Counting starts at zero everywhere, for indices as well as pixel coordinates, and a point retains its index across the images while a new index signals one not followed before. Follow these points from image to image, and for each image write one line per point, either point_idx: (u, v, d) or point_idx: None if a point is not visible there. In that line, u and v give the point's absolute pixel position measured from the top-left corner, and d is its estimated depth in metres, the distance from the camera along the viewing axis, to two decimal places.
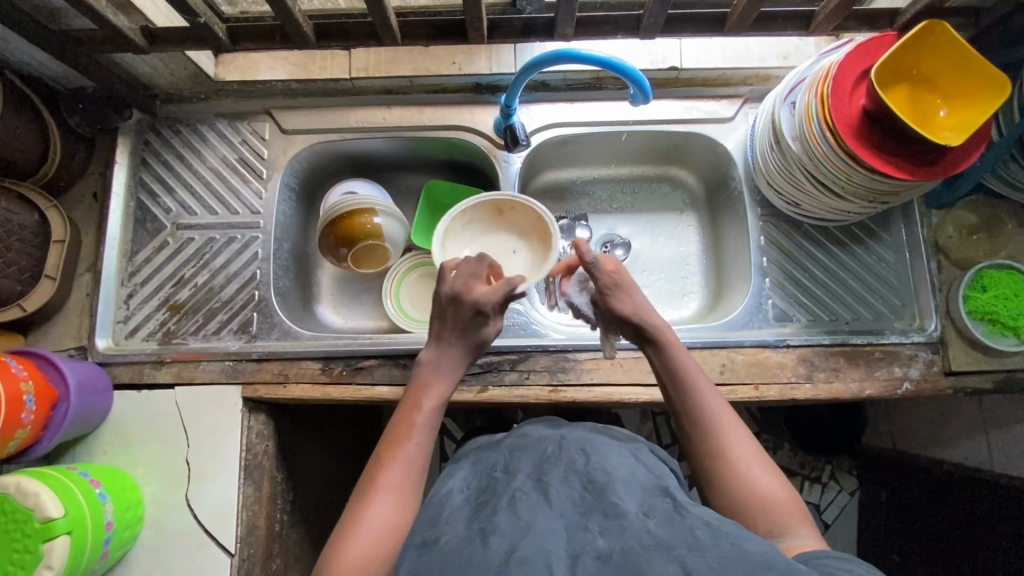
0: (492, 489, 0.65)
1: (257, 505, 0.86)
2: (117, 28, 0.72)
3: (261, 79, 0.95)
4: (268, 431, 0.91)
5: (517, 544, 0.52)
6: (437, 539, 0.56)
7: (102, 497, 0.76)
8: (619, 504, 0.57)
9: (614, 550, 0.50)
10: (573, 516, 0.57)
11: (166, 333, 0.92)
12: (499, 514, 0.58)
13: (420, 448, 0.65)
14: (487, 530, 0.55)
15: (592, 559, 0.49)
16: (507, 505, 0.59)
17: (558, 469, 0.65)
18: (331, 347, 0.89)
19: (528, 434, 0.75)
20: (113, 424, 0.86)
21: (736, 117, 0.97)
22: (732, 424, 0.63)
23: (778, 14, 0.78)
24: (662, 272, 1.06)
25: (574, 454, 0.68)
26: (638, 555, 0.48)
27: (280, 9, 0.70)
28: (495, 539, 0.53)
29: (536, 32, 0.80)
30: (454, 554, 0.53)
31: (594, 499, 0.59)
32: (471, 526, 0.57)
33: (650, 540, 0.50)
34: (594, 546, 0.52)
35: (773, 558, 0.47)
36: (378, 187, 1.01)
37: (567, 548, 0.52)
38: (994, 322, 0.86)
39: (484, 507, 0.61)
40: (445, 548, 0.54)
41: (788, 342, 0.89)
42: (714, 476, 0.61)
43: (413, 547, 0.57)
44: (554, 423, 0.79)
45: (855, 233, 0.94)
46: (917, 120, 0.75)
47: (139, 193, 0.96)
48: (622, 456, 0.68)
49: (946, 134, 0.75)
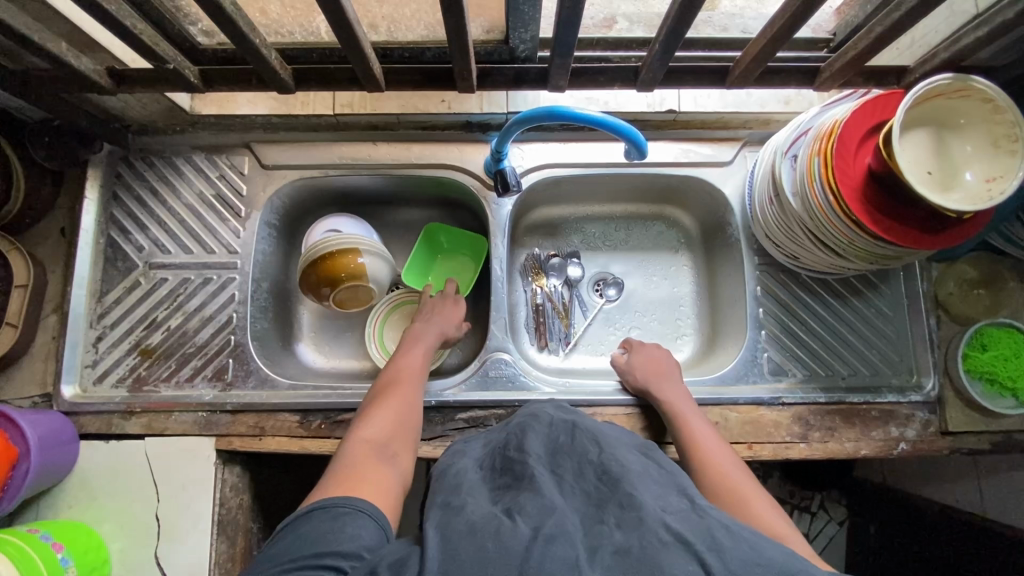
0: (508, 471, 0.59)
1: (230, 562, 0.83)
2: (80, 72, 0.68)
3: (239, 113, 0.90)
4: (243, 483, 0.88)
5: (543, 523, 0.49)
6: (461, 506, 0.53)
7: (65, 562, 0.72)
8: (636, 494, 0.52)
9: (632, 544, 0.46)
10: (588, 510, 0.52)
11: (136, 379, 0.88)
12: (522, 495, 0.53)
13: (416, 374, 0.81)
14: (512, 509, 0.51)
15: (610, 552, 0.46)
16: (528, 487, 0.55)
17: (570, 461, 0.58)
18: (310, 399, 0.85)
19: (539, 414, 0.67)
20: (78, 478, 0.82)
21: (735, 161, 0.94)
22: (721, 454, 0.73)
23: (782, 68, 0.76)
24: (655, 313, 1.03)
25: (587, 443, 0.60)
26: (657, 549, 0.45)
27: (255, 55, 0.66)
28: (521, 518, 0.50)
29: (527, 81, 0.78)
30: (478, 524, 0.49)
31: (609, 490, 0.53)
32: (495, 504, 0.53)
33: (670, 535, 0.47)
34: (611, 539, 0.48)
35: (796, 565, 0.44)
36: (363, 225, 0.96)
37: (585, 540, 0.48)
38: (992, 381, 0.83)
39: (505, 490, 0.56)
40: (470, 516, 0.51)
41: (782, 400, 0.86)
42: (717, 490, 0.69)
43: (437, 507, 0.54)
44: (564, 408, 0.71)
45: (855, 285, 0.92)
46: (945, 169, 0.70)
47: (110, 229, 0.91)
48: (635, 453, 0.61)
49: (978, 177, 0.68)
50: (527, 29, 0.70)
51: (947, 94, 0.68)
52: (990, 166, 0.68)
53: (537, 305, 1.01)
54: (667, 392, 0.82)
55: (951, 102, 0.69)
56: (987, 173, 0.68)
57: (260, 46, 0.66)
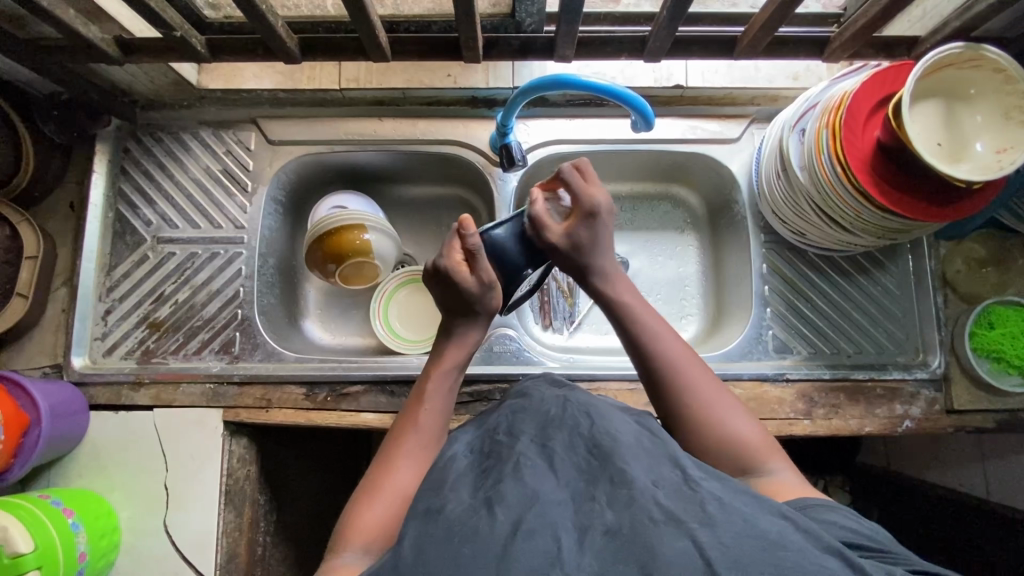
0: (494, 454, 0.57)
1: (237, 532, 0.84)
2: (89, 40, 0.69)
3: (246, 87, 0.90)
4: (250, 454, 0.89)
5: (523, 516, 0.47)
6: (441, 508, 0.50)
7: (75, 527, 0.73)
8: (627, 470, 0.50)
9: (623, 523, 0.46)
10: (578, 484, 0.51)
11: (145, 352, 0.88)
12: (504, 482, 0.51)
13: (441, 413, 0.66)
14: (492, 499, 0.49)
15: (600, 534, 0.45)
16: (510, 473, 0.52)
17: (560, 434, 0.57)
18: (315, 372, 0.86)
19: (531, 394, 0.67)
20: (88, 448, 0.83)
21: (741, 138, 0.93)
22: (691, 374, 0.63)
23: (790, 39, 0.75)
24: (661, 293, 1.02)
25: (578, 416, 0.59)
26: (648, 529, 0.44)
27: (262, 25, 0.67)
28: (500, 509, 0.48)
29: (534, 52, 0.78)
30: (457, 526, 0.47)
31: (599, 465, 0.52)
32: (476, 494, 0.51)
33: (661, 513, 0.46)
34: (601, 519, 0.46)
35: (789, 538, 0.43)
36: (370, 202, 0.96)
37: (574, 521, 0.47)
38: (999, 360, 0.83)
39: (486, 475, 0.54)
40: (449, 516, 0.48)
41: (788, 376, 0.86)
42: (687, 413, 0.61)
43: (416, 516, 0.50)
44: (558, 384, 0.70)
45: (861, 263, 0.91)
46: (953, 139, 0.69)
47: (118, 203, 0.92)
48: (629, 421, 0.60)
49: (988, 146, 0.68)
50: (534, 1, 0.70)
51: (958, 63, 0.68)
52: (1000, 137, 0.67)
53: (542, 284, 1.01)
54: (621, 292, 0.69)
55: (961, 72, 0.69)
56: (997, 142, 0.67)
57: (268, 13, 0.65)
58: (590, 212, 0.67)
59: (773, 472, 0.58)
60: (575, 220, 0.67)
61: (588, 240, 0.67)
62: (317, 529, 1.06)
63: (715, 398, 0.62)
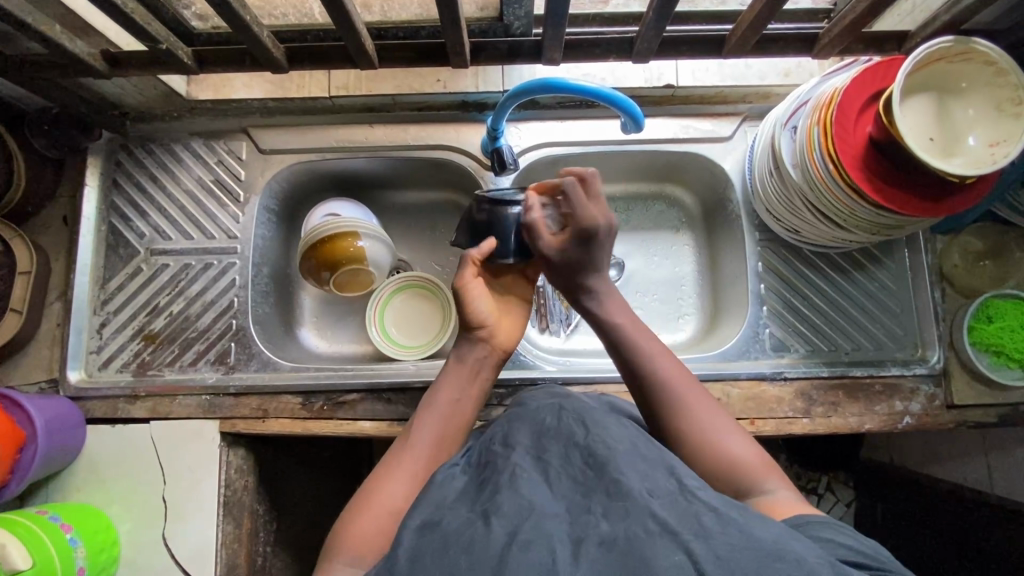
0: (490, 465, 0.57)
1: (237, 543, 0.84)
2: (75, 55, 0.69)
3: (236, 97, 0.91)
4: (247, 465, 0.88)
5: (519, 526, 0.47)
6: (437, 520, 0.50)
7: (73, 543, 0.73)
8: (623, 480, 0.50)
9: (618, 535, 0.45)
10: (575, 498, 0.51)
11: (141, 364, 0.88)
12: (500, 493, 0.51)
13: (439, 430, 0.66)
14: (488, 511, 0.49)
15: (595, 544, 0.45)
16: (506, 485, 0.52)
17: (557, 446, 0.56)
18: (312, 380, 0.86)
19: (527, 404, 0.67)
20: (85, 463, 0.83)
21: (735, 136, 0.93)
22: (691, 392, 0.64)
23: (779, 36, 0.75)
24: (657, 292, 1.02)
25: (574, 425, 0.59)
26: (643, 540, 0.44)
27: (250, 38, 0.67)
28: (496, 521, 0.48)
29: (522, 54, 0.77)
30: (453, 537, 0.47)
31: (595, 476, 0.52)
32: (473, 508, 0.51)
33: (656, 524, 0.45)
34: (597, 530, 0.46)
35: (786, 547, 0.42)
36: (361, 209, 0.95)
37: (570, 532, 0.46)
38: (999, 353, 0.83)
39: (483, 487, 0.54)
40: (446, 528, 0.48)
41: (786, 375, 0.86)
42: (677, 436, 0.62)
43: (411, 527, 0.50)
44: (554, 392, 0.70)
45: (857, 259, 0.91)
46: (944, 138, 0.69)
47: (111, 217, 0.92)
48: (625, 426, 0.59)
49: (980, 142, 0.67)
50: (521, 5, 0.70)
51: (948, 57, 0.67)
52: (994, 130, 0.67)
53: (538, 287, 1.00)
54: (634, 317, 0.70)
55: (952, 68, 0.68)
56: (992, 136, 0.67)
57: (253, 23, 0.65)
58: (583, 230, 0.68)
59: (771, 492, 0.56)
60: (570, 237, 0.69)
61: (579, 258, 0.70)
62: (318, 537, 1.06)
63: (704, 415, 0.62)
